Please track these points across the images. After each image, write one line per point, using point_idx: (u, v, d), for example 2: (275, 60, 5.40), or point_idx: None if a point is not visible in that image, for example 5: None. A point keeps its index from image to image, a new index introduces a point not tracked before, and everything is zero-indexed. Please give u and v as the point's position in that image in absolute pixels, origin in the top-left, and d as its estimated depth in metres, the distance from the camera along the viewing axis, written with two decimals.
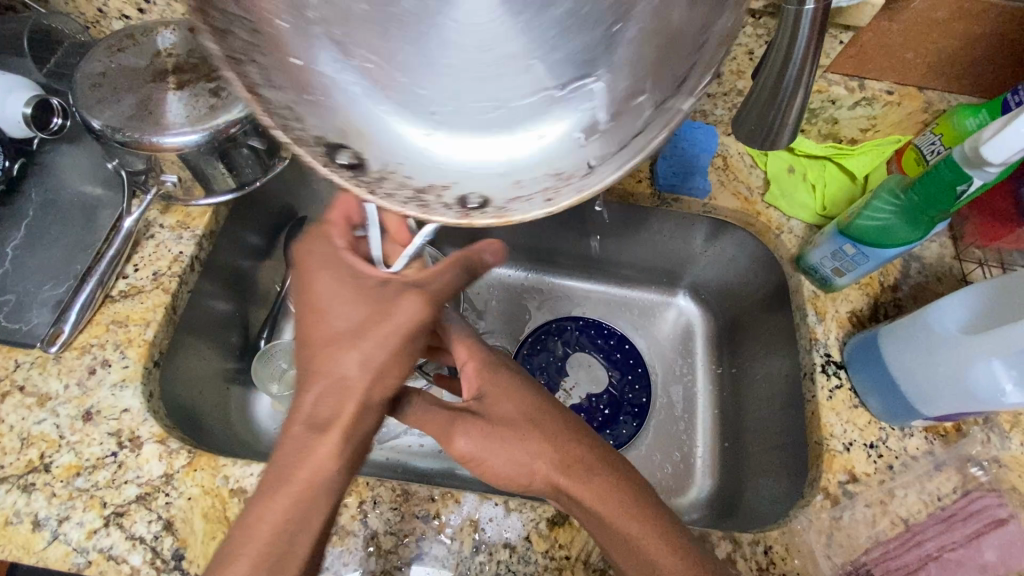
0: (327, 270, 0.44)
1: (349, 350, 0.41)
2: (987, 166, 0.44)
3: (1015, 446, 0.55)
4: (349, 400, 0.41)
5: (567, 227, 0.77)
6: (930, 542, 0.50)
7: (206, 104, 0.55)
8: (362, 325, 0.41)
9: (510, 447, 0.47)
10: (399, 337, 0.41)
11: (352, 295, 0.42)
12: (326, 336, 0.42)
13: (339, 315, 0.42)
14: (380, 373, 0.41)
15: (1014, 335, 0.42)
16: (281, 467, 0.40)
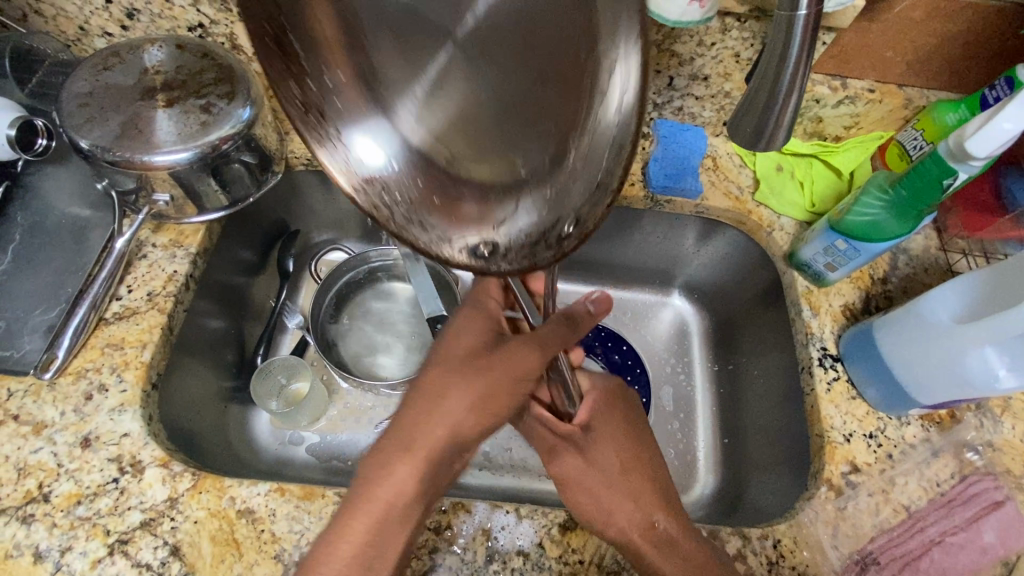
0: (470, 317, 0.52)
1: (460, 382, 0.47)
2: (972, 160, 0.46)
3: (1007, 429, 0.56)
4: (433, 427, 0.46)
5: (628, 241, 0.76)
6: (933, 527, 0.51)
7: (197, 120, 0.55)
8: (470, 367, 0.48)
9: (600, 493, 0.48)
10: (509, 377, 0.47)
11: (475, 342, 0.50)
12: (445, 362, 0.49)
13: (463, 354, 0.49)
14: (479, 406, 0.47)
15: (1005, 323, 0.43)
16: (364, 481, 0.44)
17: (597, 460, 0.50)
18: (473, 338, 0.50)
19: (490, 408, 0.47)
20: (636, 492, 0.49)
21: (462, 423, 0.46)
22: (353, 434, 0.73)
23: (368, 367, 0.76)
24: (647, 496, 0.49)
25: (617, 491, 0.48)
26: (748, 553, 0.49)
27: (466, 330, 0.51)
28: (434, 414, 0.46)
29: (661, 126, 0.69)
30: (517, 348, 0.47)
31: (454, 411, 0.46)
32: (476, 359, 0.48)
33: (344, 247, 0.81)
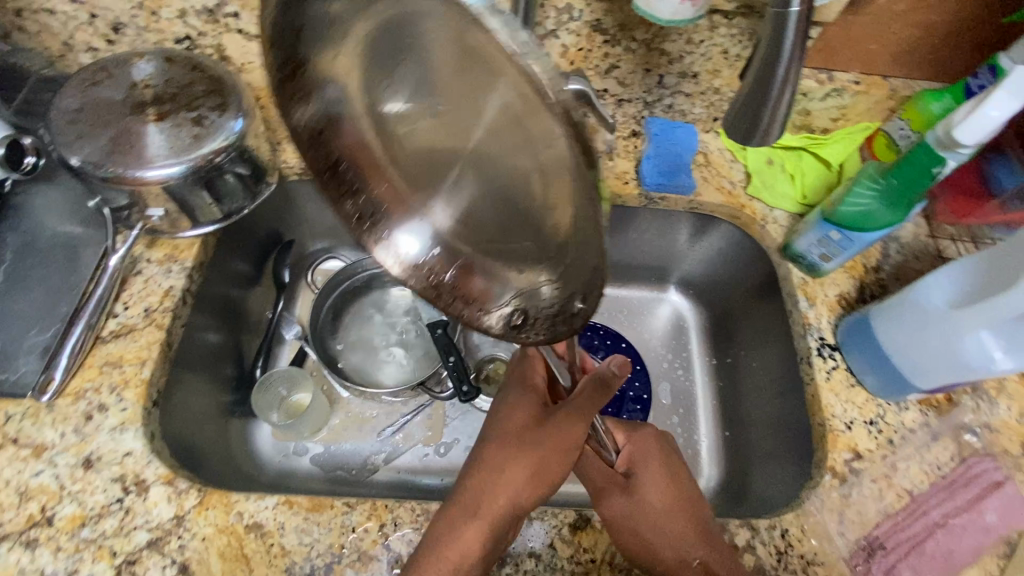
0: (515, 389, 0.56)
1: (519, 451, 0.50)
2: (960, 148, 0.47)
3: (1003, 411, 0.57)
4: (495, 492, 0.47)
5: (638, 240, 0.77)
6: (936, 510, 0.52)
7: (189, 133, 0.55)
8: (523, 444, 0.50)
9: (649, 529, 0.49)
10: (561, 450, 0.49)
11: (523, 418, 0.52)
12: (502, 434, 0.52)
13: (516, 426, 0.52)
14: (537, 473, 0.48)
15: (999, 307, 0.44)
16: (432, 543, 0.46)
17: (645, 502, 0.51)
18: (520, 415, 0.53)
19: (550, 471, 0.49)
20: (680, 528, 0.50)
21: (523, 492, 0.48)
22: (356, 443, 0.73)
23: (369, 376, 0.75)
24: (688, 531, 0.50)
25: (660, 529, 0.50)
26: (757, 544, 0.50)
27: (513, 405, 0.54)
28: (496, 482, 0.48)
29: (653, 124, 0.68)
30: (564, 421, 0.50)
31: (514, 482, 0.48)
32: (524, 437, 0.51)
33: (340, 256, 0.80)
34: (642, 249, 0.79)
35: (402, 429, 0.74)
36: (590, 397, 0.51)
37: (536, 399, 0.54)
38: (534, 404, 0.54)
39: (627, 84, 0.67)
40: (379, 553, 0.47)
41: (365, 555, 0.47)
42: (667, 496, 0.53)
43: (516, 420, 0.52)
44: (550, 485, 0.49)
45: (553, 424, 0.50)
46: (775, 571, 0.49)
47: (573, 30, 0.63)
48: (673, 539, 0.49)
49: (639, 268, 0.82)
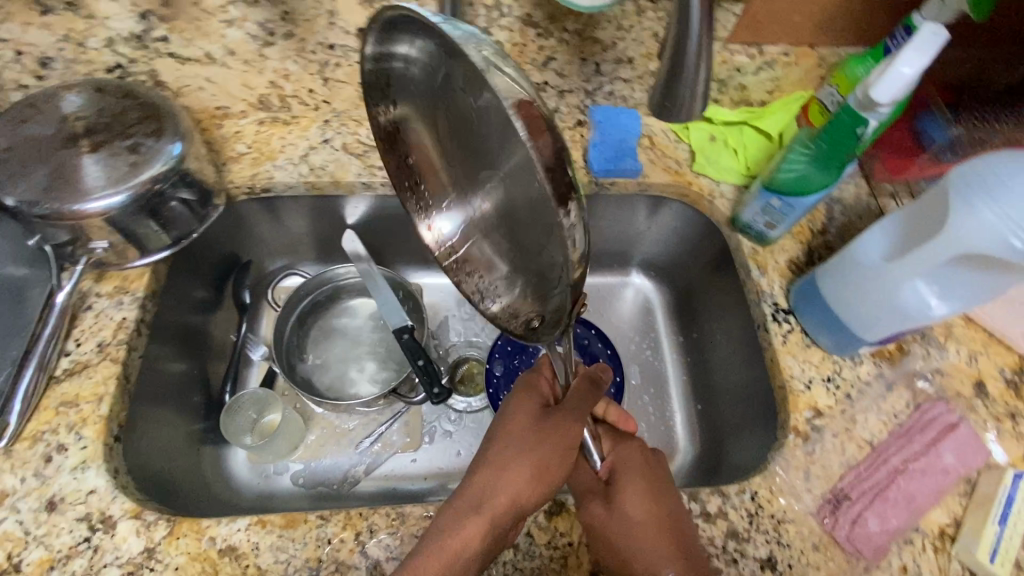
0: (522, 393, 0.55)
1: (524, 452, 0.49)
2: (878, 107, 0.48)
3: (952, 355, 0.60)
4: (496, 488, 0.48)
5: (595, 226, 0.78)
6: (897, 457, 0.54)
7: (126, 162, 0.54)
8: (528, 439, 0.50)
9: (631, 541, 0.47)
10: (563, 450, 0.50)
11: (527, 412, 0.53)
12: (507, 434, 0.51)
13: (522, 427, 0.51)
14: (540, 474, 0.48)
15: (927, 254, 0.45)
16: (432, 534, 0.46)
17: (626, 509, 0.50)
18: (528, 410, 0.53)
19: (553, 469, 0.49)
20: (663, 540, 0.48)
21: (523, 488, 0.47)
22: (336, 457, 0.73)
23: (342, 390, 0.75)
24: (665, 543, 0.48)
25: (635, 537, 0.48)
26: (729, 509, 0.51)
27: (517, 401, 0.54)
28: (497, 477, 0.48)
29: (597, 112, 0.69)
30: (565, 421, 0.51)
31: (515, 480, 0.48)
32: (529, 433, 0.51)
33: (299, 272, 0.79)
34: (600, 236, 0.80)
35: (381, 438, 0.74)
36: (583, 395, 0.52)
37: (537, 398, 0.54)
38: (539, 402, 0.54)
39: (566, 75, 0.69)
40: (358, 561, 0.47)
41: (343, 564, 0.47)
42: (650, 508, 0.50)
43: (521, 415, 0.52)
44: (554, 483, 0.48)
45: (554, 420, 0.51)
46: (747, 532, 0.50)
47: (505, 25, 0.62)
48: (648, 551, 0.47)
49: (601, 255, 0.84)
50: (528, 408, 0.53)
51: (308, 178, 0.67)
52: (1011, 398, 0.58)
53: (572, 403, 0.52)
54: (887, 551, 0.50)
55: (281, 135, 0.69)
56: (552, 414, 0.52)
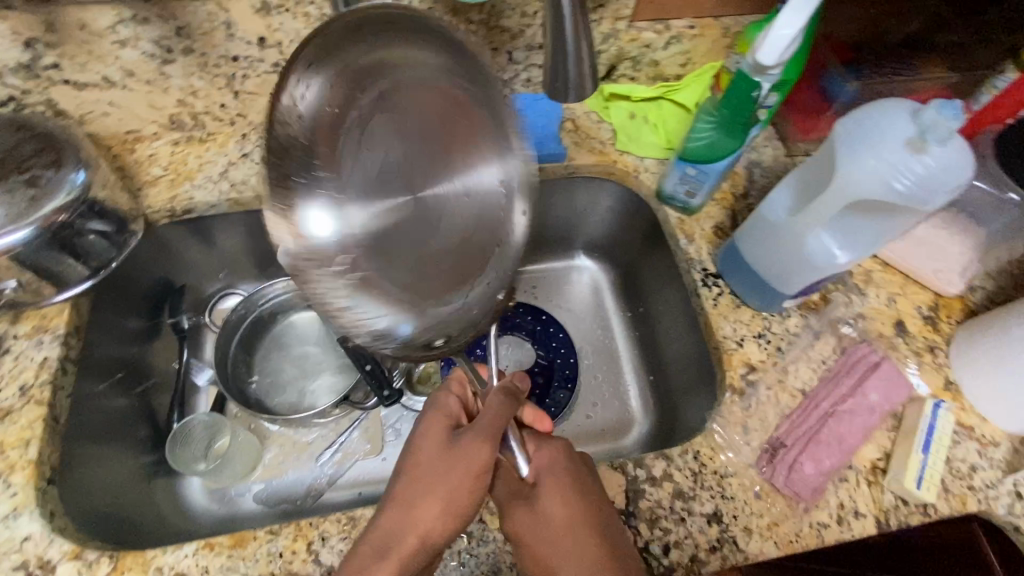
0: (432, 420, 0.53)
1: (431, 485, 0.48)
2: (768, 70, 0.50)
3: (872, 299, 0.63)
4: (408, 519, 0.47)
5: (531, 215, 0.79)
6: (829, 401, 0.56)
7: (25, 197, 0.51)
8: (431, 472, 0.49)
9: (555, 553, 0.46)
10: (472, 476, 0.47)
11: (437, 436, 0.51)
12: (415, 467, 0.50)
13: (430, 456, 0.50)
14: (449, 501, 0.47)
15: (824, 206, 0.47)
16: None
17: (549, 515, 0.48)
18: (434, 435, 0.51)
19: (461, 497, 0.47)
20: (577, 547, 0.46)
21: (430, 522, 0.47)
22: (297, 473, 0.72)
23: (293, 403, 0.74)
24: (594, 548, 0.46)
25: (559, 548, 0.46)
26: (674, 471, 0.53)
27: (425, 425, 0.53)
28: (406, 512, 0.47)
29: (519, 99, 0.70)
30: (469, 448, 0.48)
31: (422, 517, 0.47)
32: (434, 463, 0.49)
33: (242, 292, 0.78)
34: (540, 224, 0.81)
35: (341, 448, 0.74)
36: (501, 408, 0.50)
37: (448, 419, 0.53)
38: (449, 423, 0.52)
39: None
40: (311, 570, 0.47)
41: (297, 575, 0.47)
42: (570, 514, 0.48)
43: (428, 442, 0.51)
44: (466, 516, 0.48)
45: (461, 449, 0.49)
46: (693, 490, 0.52)
47: None
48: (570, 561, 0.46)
49: (543, 242, 0.85)
50: (437, 435, 0.51)
51: (230, 196, 0.65)
52: (929, 333, 0.61)
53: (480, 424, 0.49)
54: (824, 490, 0.52)
55: (198, 154, 0.67)
56: (460, 439, 0.50)
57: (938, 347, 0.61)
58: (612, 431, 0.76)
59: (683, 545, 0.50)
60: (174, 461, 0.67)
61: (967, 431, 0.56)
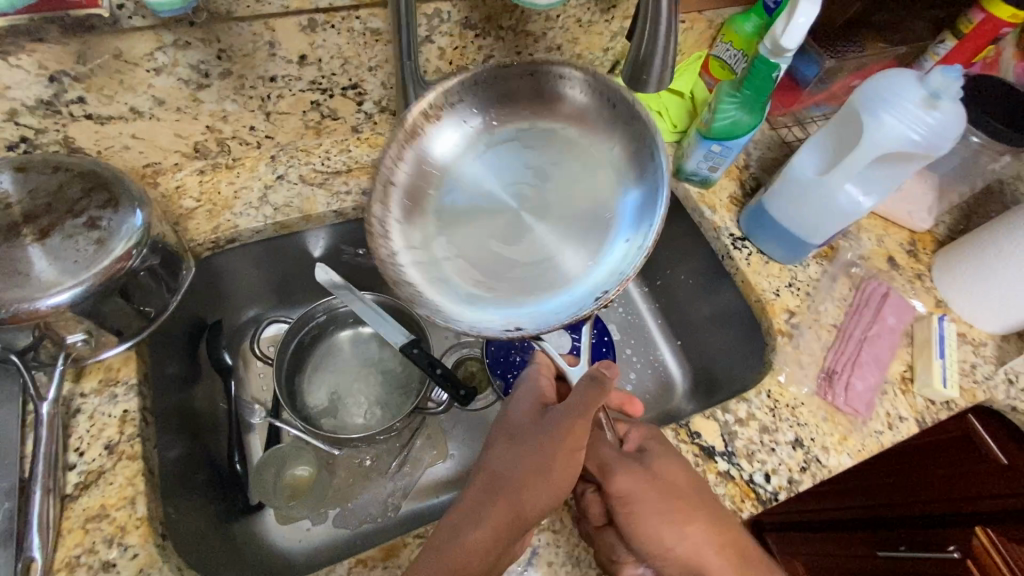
0: (523, 396, 0.56)
1: (525, 452, 0.49)
2: (786, 53, 0.59)
3: (866, 242, 0.74)
4: (496, 479, 0.49)
5: None
6: (858, 331, 0.66)
7: (89, 241, 0.49)
8: (522, 441, 0.51)
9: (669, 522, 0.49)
10: (570, 450, 0.48)
11: (528, 414, 0.53)
12: (511, 432, 0.53)
13: (524, 423, 0.53)
14: (546, 469, 0.47)
15: (851, 163, 0.57)
16: (437, 543, 0.46)
17: (661, 480, 0.51)
18: (529, 412, 0.54)
19: (560, 465, 0.48)
20: (662, 523, 0.49)
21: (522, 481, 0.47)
22: (371, 493, 0.71)
23: (352, 420, 0.73)
24: (701, 517, 0.50)
25: (671, 512, 0.49)
26: (755, 410, 0.60)
27: (517, 402, 0.56)
28: (493, 473, 0.50)
29: None
30: (557, 427, 0.49)
31: (523, 481, 0.47)
32: (520, 435, 0.51)
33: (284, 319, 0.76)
34: None
35: (408, 460, 0.74)
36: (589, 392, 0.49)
37: (542, 399, 0.55)
38: (540, 402, 0.55)
39: None
40: None
41: None
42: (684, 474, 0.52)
43: (522, 417, 0.53)
44: (562, 487, 0.47)
45: (553, 423, 0.50)
46: (774, 424, 0.59)
47: (445, 31, 0.65)
48: (689, 528, 0.49)
49: None
50: (529, 408, 0.54)
51: (276, 219, 0.64)
52: (914, 264, 0.73)
53: (581, 402, 0.49)
54: (874, 404, 0.61)
55: (229, 180, 0.65)
56: (550, 414, 0.51)
57: (925, 274, 0.73)
58: (656, 395, 0.82)
59: (779, 472, 0.56)
60: (252, 490, 0.67)
61: (962, 338, 0.68)
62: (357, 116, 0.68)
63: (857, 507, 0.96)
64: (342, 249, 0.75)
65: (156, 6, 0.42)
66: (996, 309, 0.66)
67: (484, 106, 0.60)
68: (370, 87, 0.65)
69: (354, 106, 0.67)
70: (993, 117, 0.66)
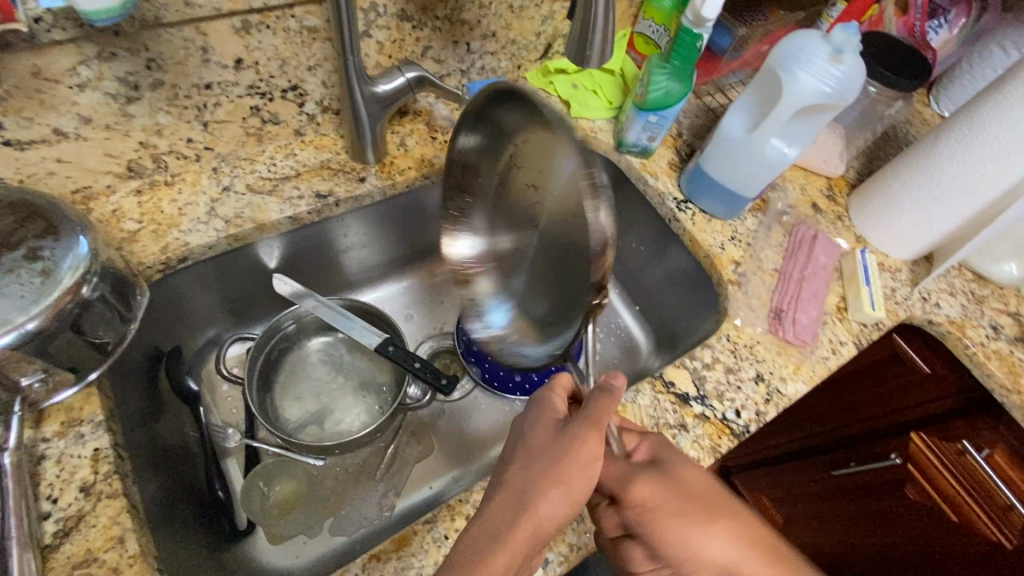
0: (534, 415, 0.52)
1: (542, 474, 0.47)
2: (706, 23, 0.65)
3: (791, 192, 0.82)
4: (518, 495, 0.46)
5: None
6: (796, 271, 0.73)
7: (31, 275, 0.45)
8: (538, 456, 0.48)
9: (695, 527, 0.50)
10: (586, 471, 0.47)
11: (544, 430, 0.51)
12: (524, 453, 0.49)
13: (535, 444, 0.50)
14: (567, 492, 0.46)
15: (775, 120, 0.62)
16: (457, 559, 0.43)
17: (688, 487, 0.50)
18: (544, 425, 0.51)
19: (580, 483, 0.46)
20: (685, 526, 0.50)
21: (547, 498, 0.46)
22: (362, 497, 0.70)
23: (334, 428, 0.72)
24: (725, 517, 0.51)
25: (701, 511, 0.50)
26: (718, 354, 0.65)
27: (531, 417, 0.52)
28: (515, 493, 0.47)
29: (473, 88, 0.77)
30: (573, 439, 0.48)
31: (541, 499, 0.45)
32: (538, 451, 0.49)
33: (251, 336, 0.74)
34: None
35: (394, 459, 0.74)
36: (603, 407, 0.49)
37: (553, 415, 0.52)
38: (553, 414, 0.52)
39: (443, 60, 0.74)
40: None
41: None
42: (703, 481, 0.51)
43: (539, 433, 0.51)
44: (578, 501, 0.46)
45: (570, 436, 0.48)
46: (737, 363, 0.64)
47: (381, 25, 0.66)
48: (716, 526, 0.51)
49: None
50: (545, 424, 0.51)
51: (229, 232, 0.61)
52: (833, 207, 0.82)
53: (592, 412, 0.49)
54: (818, 334, 0.68)
55: (171, 198, 0.62)
56: (567, 431, 0.49)
57: (843, 215, 0.81)
58: (623, 359, 0.87)
59: (748, 406, 0.61)
60: (242, 511, 0.66)
61: (879, 267, 0.77)
62: (299, 118, 0.68)
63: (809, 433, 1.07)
64: (295, 257, 0.73)
65: (92, 15, 0.47)
66: (910, 239, 0.75)
67: (491, 135, 0.57)
68: (310, 86, 0.66)
69: (295, 108, 0.67)
70: (884, 68, 0.74)
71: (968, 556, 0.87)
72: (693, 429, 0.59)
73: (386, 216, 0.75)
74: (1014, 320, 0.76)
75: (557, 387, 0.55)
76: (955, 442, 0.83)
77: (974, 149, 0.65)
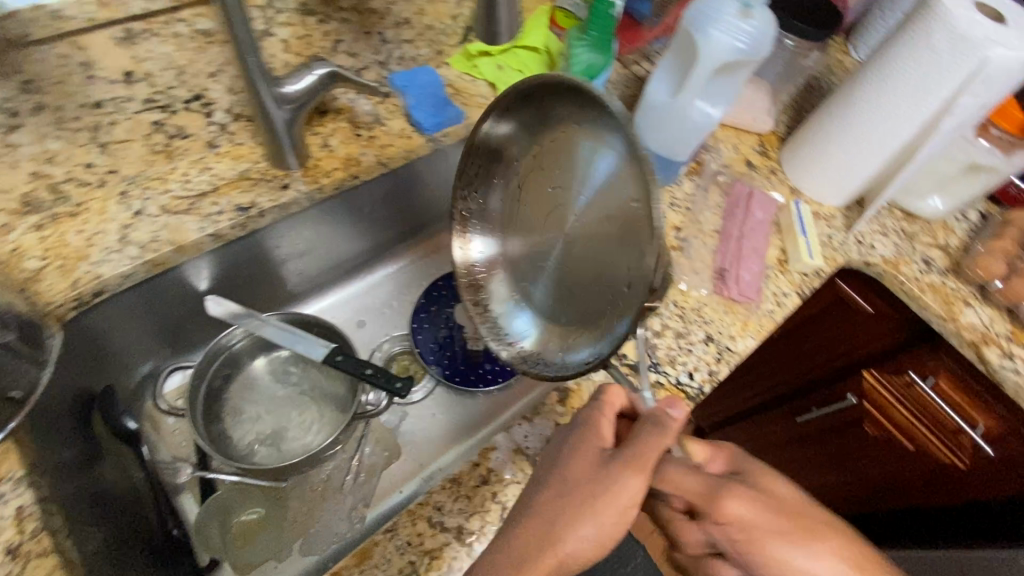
0: (577, 446, 0.49)
1: (586, 513, 0.46)
2: None
3: (724, 152, 0.83)
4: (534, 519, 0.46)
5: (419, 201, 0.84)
6: (735, 229, 0.74)
7: None
8: (574, 489, 0.47)
9: (800, 547, 0.49)
10: (620, 511, 0.46)
11: (586, 463, 0.48)
12: (567, 481, 0.47)
13: (576, 473, 0.47)
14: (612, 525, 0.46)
15: (696, 81, 0.62)
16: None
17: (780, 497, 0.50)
18: (587, 455, 0.48)
19: (609, 518, 0.45)
20: (790, 548, 0.48)
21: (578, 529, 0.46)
22: (331, 511, 0.65)
23: (292, 447, 0.69)
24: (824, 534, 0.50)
25: (802, 524, 0.49)
26: (666, 320, 0.65)
27: (571, 448, 0.49)
28: (538, 516, 0.46)
29: (395, 79, 0.75)
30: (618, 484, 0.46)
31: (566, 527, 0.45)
32: (577, 484, 0.47)
33: (191, 363, 0.70)
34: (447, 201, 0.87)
35: (362, 468, 0.72)
36: (653, 442, 0.47)
37: (598, 444, 0.49)
38: (598, 446, 0.49)
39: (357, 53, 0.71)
40: (444, 535, 0.48)
41: (437, 547, 0.47)
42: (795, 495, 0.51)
43: (580, 460, 0.48)
44: (604, 541, 0.46)
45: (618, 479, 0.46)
46: (685, 327, 0.65)
47: None
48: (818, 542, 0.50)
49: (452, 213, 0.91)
50: (587, 455, 0.48)
51: (146, 258, 0.58)
52: (766, 162, 0.83)
53: (642, 447, 0.47)
54: (761, 288, 0.69)
55: (77, 229, 0.58)
56: (613, 462, 0.47)
57: (776, 169, 0.83)
58: None
59: (700, 368, 0.62)
60: (198, 544, 0.63)
61: (815, 215, 0.79)
62: (208, 129, 0.65)
63: (764, 386, 1.11)
64: (226, 277, 0.71)
65: None
66: (838, 184, 0.77)
67: (529, 121, 0.55)
68: (215, 95, 0.67)
69: (203, 118, 0.66)
70: (799, 19, 0.75)
71: (924, 479, 0.92)
72: (650, 398, 0.59)
73: (318, 221, 0.74)
74: (946, 252, 0.79)
75: (606, 407, 0.50)
76: (902, 374, 0.86)
77: (886, 91, 0.67)
